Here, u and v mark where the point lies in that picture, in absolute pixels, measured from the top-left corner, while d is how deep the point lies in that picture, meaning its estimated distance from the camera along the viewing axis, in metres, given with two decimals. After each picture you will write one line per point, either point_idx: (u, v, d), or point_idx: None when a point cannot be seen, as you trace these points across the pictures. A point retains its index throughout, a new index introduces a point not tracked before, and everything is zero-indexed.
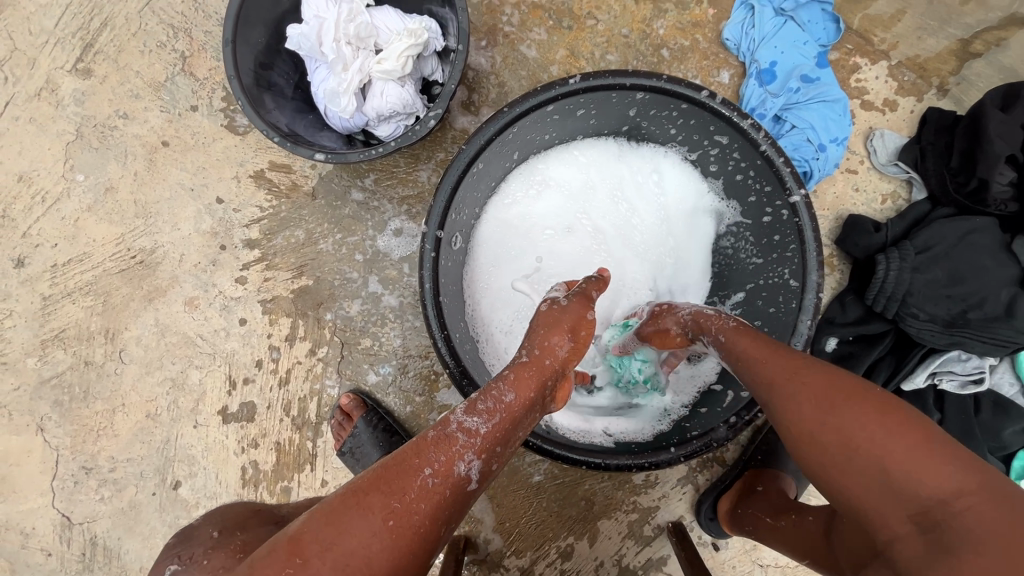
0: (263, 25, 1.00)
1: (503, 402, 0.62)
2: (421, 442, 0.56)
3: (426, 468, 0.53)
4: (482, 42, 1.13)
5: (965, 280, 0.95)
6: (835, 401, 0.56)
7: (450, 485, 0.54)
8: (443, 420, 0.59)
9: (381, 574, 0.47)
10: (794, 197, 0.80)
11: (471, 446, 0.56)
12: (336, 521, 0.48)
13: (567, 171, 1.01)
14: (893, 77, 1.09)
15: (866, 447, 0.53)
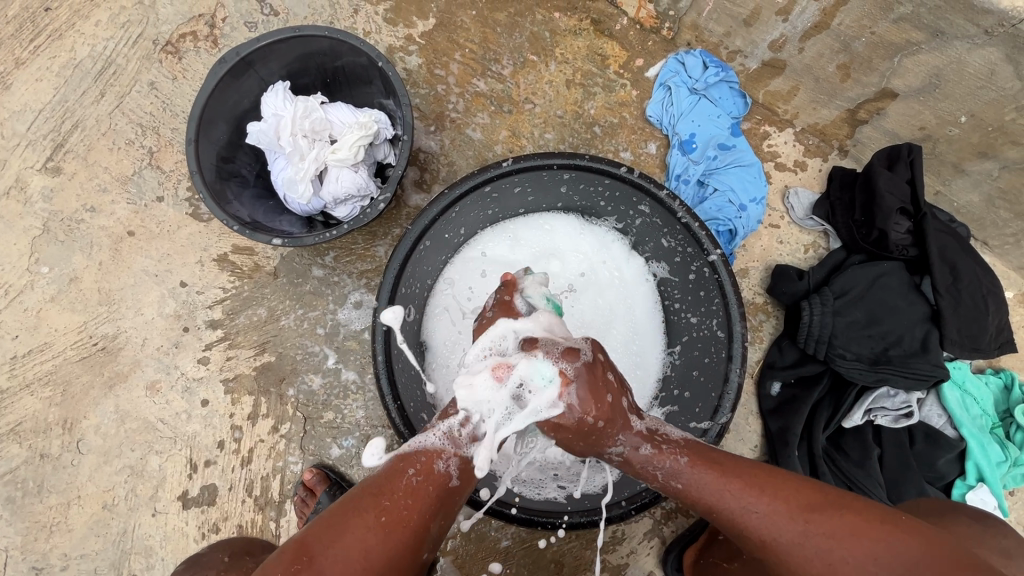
0: (224, 123, 1.08)
1: (472, 416, 0.76)
2: (404, 454, 0.72)
3: (410, 470, 0.69)
4: (431, 127, 1.24)
5: (881, 320, 1.04)
6: (789, 515, 0.63)
7: (432, 481, 0.69)
8: (418, 436, 0.74)
9: (378, 559, 0.62)
10: (712, 256, 0.89)
11: (446, 450, 0.72)
12: (336, 524, 0.64)
13: (512, 244, 1.08)
14: (799, 141, 1.23)
15: (847, 560, 0.59)
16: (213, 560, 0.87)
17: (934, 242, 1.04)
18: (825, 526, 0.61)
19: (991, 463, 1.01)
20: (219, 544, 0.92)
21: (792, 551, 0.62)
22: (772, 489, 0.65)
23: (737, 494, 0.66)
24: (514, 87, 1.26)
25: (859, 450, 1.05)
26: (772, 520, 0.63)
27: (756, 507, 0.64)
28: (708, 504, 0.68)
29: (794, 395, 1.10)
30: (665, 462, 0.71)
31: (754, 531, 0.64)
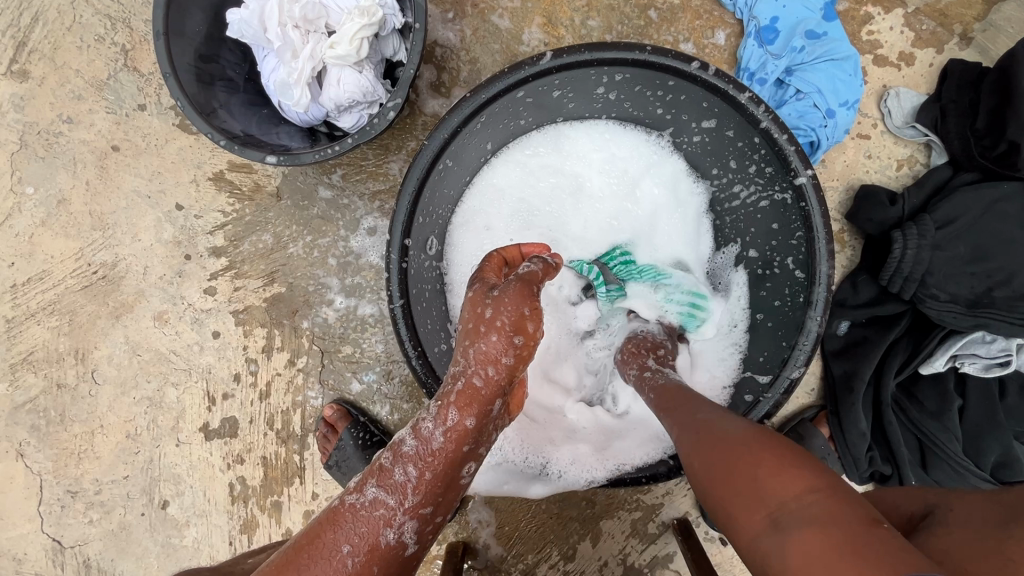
0: (200, 11, 0.89)
1: (426, 459, 0.57)
2: (339, 517, 0.54)
3: (346, 545, 0.52)
4: (448, 14, 1.02)
5: (991, 256, 0.86)
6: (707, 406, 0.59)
7: (378, 558, 0.53)
8: (355, 487, 0.57)
9: None
10: (799, 178, 0.71)
11: (397, 512, 0.54)
12: None
13: (559, 150, 0.90)
14: (910, 26, 0.97)
15: (731, 446, 0.51)
16: None
17: None
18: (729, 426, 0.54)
19: None
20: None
21: (691, 420, 0.58)
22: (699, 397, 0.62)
23: (676, 398, 0.64)
24: None
25: (936, 398, 0.93)
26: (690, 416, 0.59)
27: (681, 403, 0.62)
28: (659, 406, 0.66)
29: (865, 337, 0.96)
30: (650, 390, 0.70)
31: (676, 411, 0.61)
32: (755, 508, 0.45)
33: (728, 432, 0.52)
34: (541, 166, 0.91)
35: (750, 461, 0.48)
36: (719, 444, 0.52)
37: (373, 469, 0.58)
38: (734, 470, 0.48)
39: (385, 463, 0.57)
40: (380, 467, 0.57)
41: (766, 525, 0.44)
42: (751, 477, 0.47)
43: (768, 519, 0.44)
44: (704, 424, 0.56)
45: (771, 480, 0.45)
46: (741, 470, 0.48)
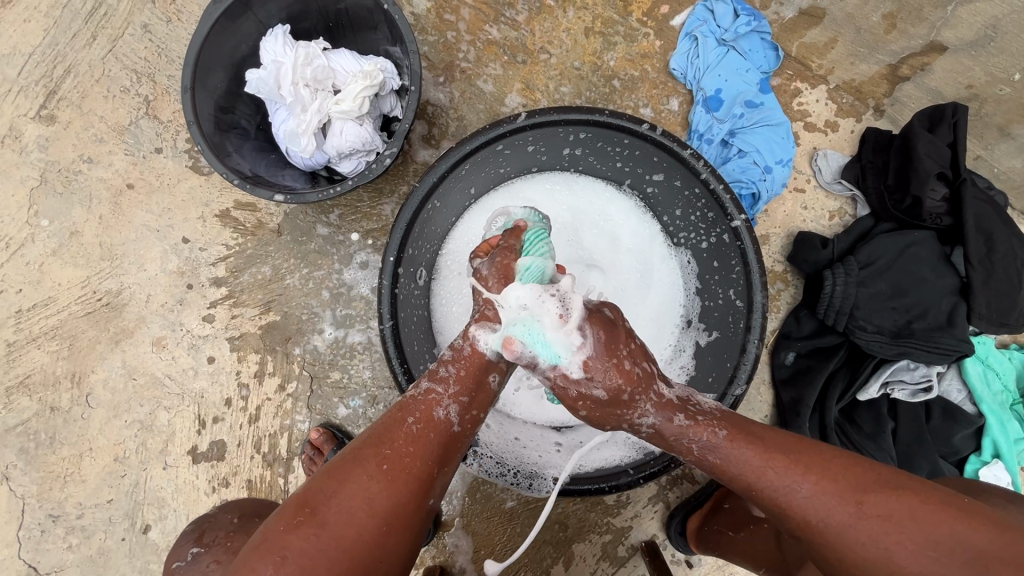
0: (222, 70, 1.02)
1: (465, 355, 0.68)
2: (402, 401, 0.66)
3: (410, 418, 0.65)
4: (440, 78, 1.17)
5: (907, 293, 0.99)
6: (777, 465, 0.60)
7: (434, 428, 0.65)
8: (411, 381, 0.68)
9: (383, 508, 0.59)
10: (735, 222, 0.84)
11: (445, 395, 0.66)
12: (337, 475, 0.61)
13: (567, 190, 1.03)
14: (833, 99, 1.15)
15: (900, 550, 0.54)
16: (219, 519, 0.85)
17: (971, 211, 0.99)
18: (880, 510, 0.56)
19: (1009, 440, 0.99)
20: (227, 505, 0.89)
21: (767, 492, 0.60)
22: (755, 445, 0.61)
23: (745, 448, 0.61)
24: (529, 35, 1.18)
25: (872, 422, 1.02)
26: (814, 510, 0.58)
27: (744, 462, 0.61)
28: (743, 480, 0.61)
29: (809, 366, 1.06)
30: (717, 458, 0.62)
31: (736, 474, 0.61)
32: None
33: (839, 516, 0.57)
34: (544, 201, 1.02)
35: (871, 543, 0.56)
36: (831, 532, 0.57)
37: (424, 370, 0.69)
38: (852, 555, 0.56)
39: (432, 365, 0.69)
40: (430, 366, 0.69)
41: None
42: None
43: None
44: (820, 523, 0.58)
45: (897, 553, 0.54)
46: (867, 551, 0.56)
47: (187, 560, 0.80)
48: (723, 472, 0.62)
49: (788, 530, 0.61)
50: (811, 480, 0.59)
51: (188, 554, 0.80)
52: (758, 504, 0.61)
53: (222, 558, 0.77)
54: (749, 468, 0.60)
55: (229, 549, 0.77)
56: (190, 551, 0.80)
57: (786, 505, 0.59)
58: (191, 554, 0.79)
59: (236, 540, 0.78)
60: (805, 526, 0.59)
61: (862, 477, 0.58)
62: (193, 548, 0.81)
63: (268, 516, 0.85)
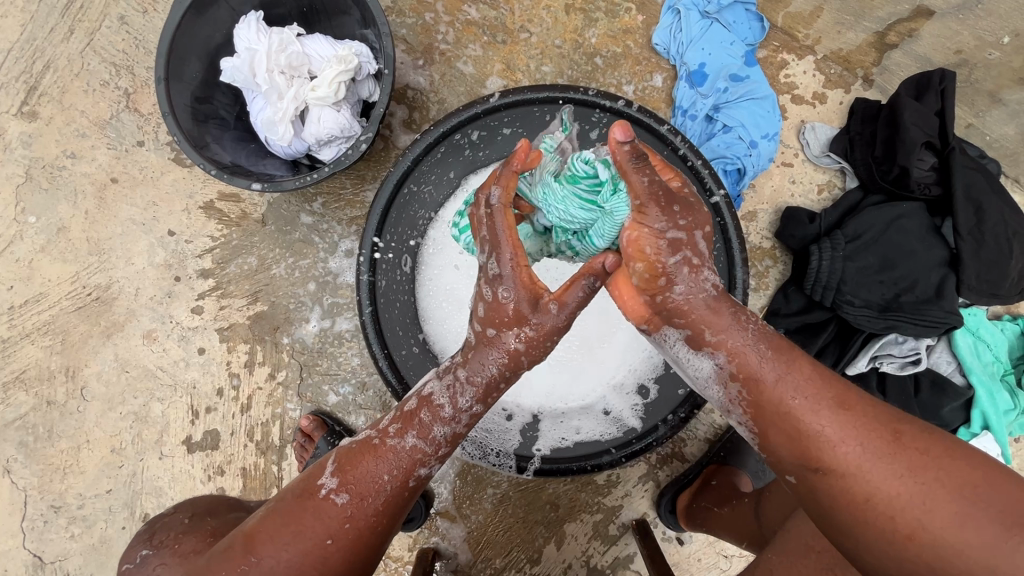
0: (197, 59, 1.01)
1: (459, 419, 0.66)
2: (380, 452, 0.64)
3: (385, 474, 0.64)
4: (419, 61, 1.15)
5: (896, 265, 0.98)
6: (805, 385, 0.60)
7: (406, 486, 0.65)
8: (395, 432, 0.65)
9: (337, 563, 0.62)
10: (715, 197, 0.85)
11: (432, 457, 0.65)
12: (293, 526, 0.61)
13: None
14: (820, 70, 1.12)
15: (936, 488, 0.54)
16: (172, 520, 0.70)
17: (959, 180, 0.97)
18: (918, 449, 0.56)
19: (998, 412, 0.98)
20: (181, 502, 0.74)
21: (798, 410, 0.59)
22: (797, 364, 0.62)
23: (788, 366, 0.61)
24: (508, 14, 1.16)
25: None
26: (856, 439, 0.57)
27: (787, 378, 0.61)
28: (785, 405, 0.60)
29: (798, 343, 1.05)
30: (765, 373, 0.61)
31: (773, 388, 0.61)
32: (902, 524, 0.54)
33: (875, 446, 0.57)
34: None
35: (904, 478, 0.55)
36: (863, 461, 0.56)
37: (411, 421, 0.66)
38: (878, 490, 0.55)
39: (423, 419, 0.65)
40: (417, 418, 0.65)
41: (910, 546, 0.54)
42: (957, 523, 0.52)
43: (913, 537, 0.54)
44: (857, 454, 0.57)
45: (931, 495, 0.54)
46: (902, 487, 0.55)
47: (133, 565, 0.66)
48: (759, 380, 0.61)
49: (812, 466, 0.59)
50: (844, 407, 0.59)
51: (136, 557, 0.67)
52: (786, 430, 0.60)
53: (175, 562, 0.65)
54: (788, 394, 0.60)
55: (180, 553, 0.65)
56: (137, 555, 0.66)
57: (818, 426, 0.58)
58: (139, 558, 0.66)
59: (188, 541, 0.66)
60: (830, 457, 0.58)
61: (893, 417, 0.59)
62: (142, 549, 0.67)
63: (225, 514, 0.72)
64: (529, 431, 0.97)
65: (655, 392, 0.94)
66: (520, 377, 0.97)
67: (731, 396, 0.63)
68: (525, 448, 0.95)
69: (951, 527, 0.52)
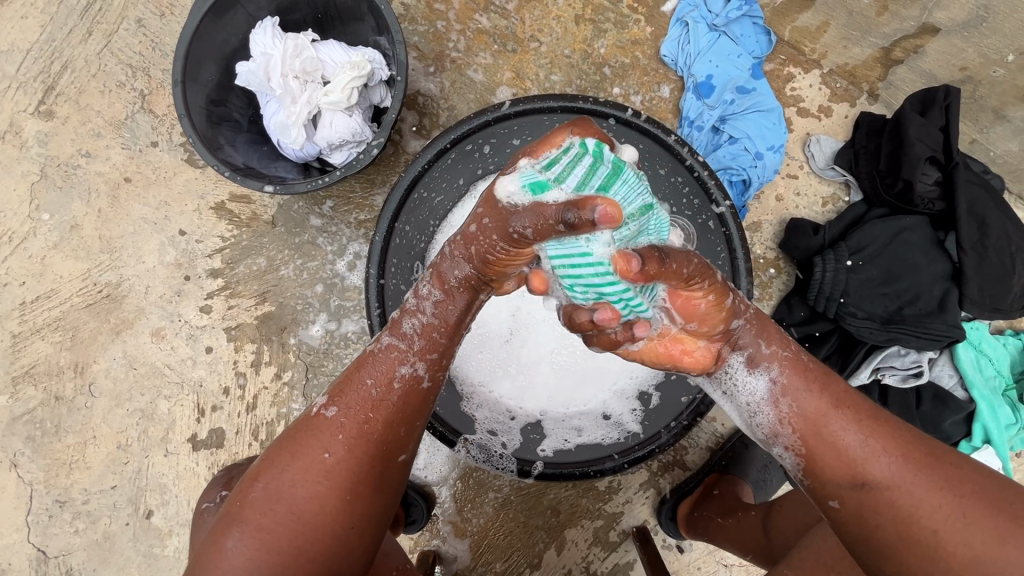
0: (213, 63, 1.03)
1: (423, 311, 0.66)
2: (363, 359, 0.66)
3: (370, 380, 0.65)
4: (430, 68, 1.17)
5: (899, 278, 0.99)
6: (837, 403, 0.61)
7: (396, 390, 0.65)
8: (373, 341, 0.67)
9: (342, 475, 0.62)
10: (720, 207, 0.86)
11: (409, 353, 0.65)
12: (291, 446, 0.63)
13: None
14: (827, 83, 1.14)
15: (969, 505, 0.54)
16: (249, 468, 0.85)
17: (963, 195, 0.98)
18: (946, 463, 0.57)
19: (1000, 426, 0.99)
20: (254, 457, 0.89)
21: (835, 426, 0.60)
22: (832, 383, 0.63)
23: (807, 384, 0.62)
24: (519, 23, 1.18)
25: None
26: (885, 455, 0.58)
27: (817, 394, 0.62)
28: (818, 419, 0.61)
29: None
30: (803, 389, 0.62)
31: (808, 404, 0.61)
32: (943, 540, 0.54)
33: (908, 464, 0.57)
34: None
35: (940, 497, 0.55)
36: (898, 478, 0.57)
37: (386, 326, 0.68)
38: (916, 508, 0.56)
39: (396, 319, 0.67)
40: (391, 322, 0.68)
41: (949, 565, 0.54)
42: (987, 541, 0.53)
43: (954, 555, 0.54)
44: (891, 473, 0.57)
45: (963, 512, 0.54)
46: (940, 505, 0.55)
47: (217, 502, 0.78)
48: (798, 397, 0.62)
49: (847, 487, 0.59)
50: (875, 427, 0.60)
51: (217, 496, 0.80)
52: (822, 449, 0.60)
53: None
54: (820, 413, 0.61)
55: None
56: (219, 494, 0.79)
57: (849, 445, 0.59)
58: (219, 498, 0.78)
59: None
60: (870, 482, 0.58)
61: (925, 438, 0.60)
62: (222, 490, 0.80)
63: None
64: (532, 434, 0.98)
65: (656, 399, 0.96)
66: (523, 381, 0.99)
67: (781, 416, 0.62)
68: (528, 452, 0.95)
69: (988, 545, 0.53)
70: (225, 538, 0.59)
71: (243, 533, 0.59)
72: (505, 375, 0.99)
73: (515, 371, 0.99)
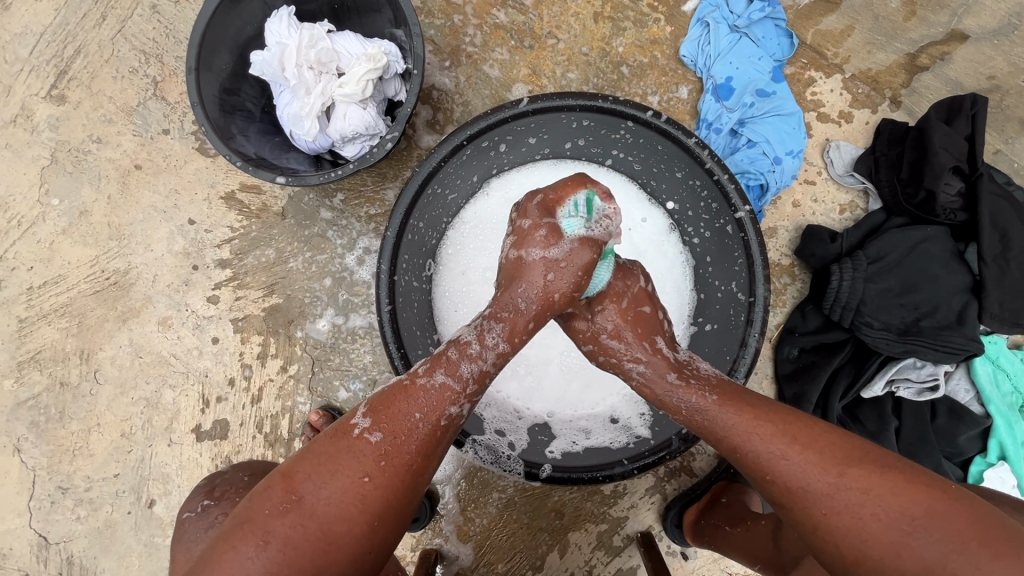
0: (227, 51, 1.02)
1: (484, 358, 0.70)
2: (411, 389, 0.67)
3: (416, 413, 0.65)
4: (445, 62, 1.16)
5: (917, 289, 0.97)
6: (753, 426, 0.64)
7: (439, 425, 0.66)
8: (423, 373, 0.68)
9: (376, 502, 0.61)
10: (740, 212, 0.84)
11: (461, 394, 0.68)
12: (329, 464, 0.62)
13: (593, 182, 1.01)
14: (848, 89, 1.12)
15: (877, 518, 0.55)
16: (231, 477, 0.84)
17: (986, 206, 0.96)
18: (862, 481, 0.57)
19: (1016, 443, 0.97)
20: (239, 465, 0.88)
21: (751, 452, 0.63)
22: (747, 409, 0.66)
23: (731, 413, 0.66)
24: (537, 20, 1.16)
25: (876, 420, 1.00)
26: (799, 476, 0.60)
27: (734, 422, 0.65)
28: (738, 446, 0.64)
29: (814, 362, 1.04)
30: (719, 419, 0.66)
31: (722, 432, 0.66)
32: (847, 552, 0.56)
33: (818, 484, 0.59)
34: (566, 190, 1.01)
35: (847, 511, 0.57)
36: (809, 495, 0.59)
37: (439, 361, 0.69)
38: (823, 521, 0.58)
39: (451, 358, 0.69)
40: (447, 359, 0.69)
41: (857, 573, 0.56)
42: (895, 551, 0.54)
43: (859, 563, 0.56)
44: (805, 489, 0.59)
45: (870, 522, 0.56)
46: (841, 520, 0.57)
47: (197, 512, 0.79)
48: (711, 430, 0.67)
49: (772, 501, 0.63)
50: (793, 449, 0.61)
51: (198, 507, 0.80)
52: (743, 468, 0.64)
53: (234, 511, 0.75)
54: (741, 438, 0.64)
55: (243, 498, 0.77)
56: (201, 504, 0.79)
57: (770, 465, 0.62)
58: (201, 508, 0.78)
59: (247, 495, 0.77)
60: (786, 493, 0.61)
61: (847, 453, 0.60)
62: (204, 501, 0.80)
63: None
64: (539, 436, 0.96)
65: None
66: (532, 381, 0.99)
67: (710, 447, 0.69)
68: (536, 454, 0.93)
69: (895, 556, 0.54)
70: (244, 548, 0.56)
71: (265, 546, 0.56)
72: (512, 375, 0.99)
73: (523, 371, 0.99)
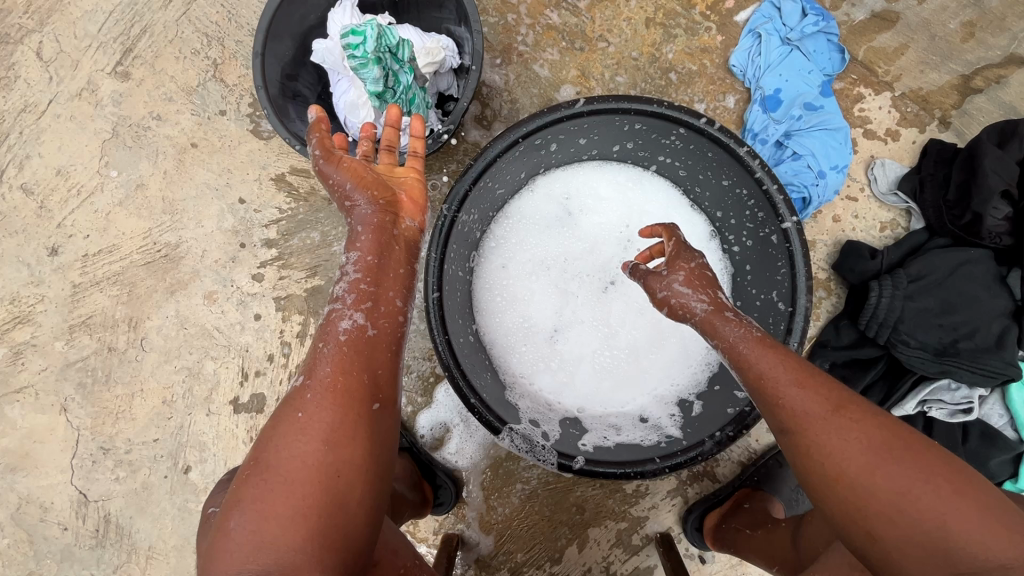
0: (290, 38, 1.06)
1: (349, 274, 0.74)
2: (319, 332, 0.72)
3: (320, 344, 0.71)
4: (496, 60, 1.18)
5: (957, 311, 0.97)
6: (772, 361, 0.67)
7: (350, 341, 0.71)
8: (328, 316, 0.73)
9: (326, 424, 0.65)
10: (787, 223, 0.84)
11: (346, 308, 0.72)
12: (278, 425, 0.66)
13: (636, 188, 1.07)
14: (896, 107, 1.12)
15: (863, 446, 0.62)
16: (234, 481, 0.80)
17: None
18: (856, 415, 0.64)
19: None
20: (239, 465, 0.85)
21: (769, 382, 0.67)
22: (770, 353, 0.68)
23: (761, 358, 0.68)
24: (590, 22, 1.18)
25: None
26: (805, 405, 0.65)
27: (762, 362, 0.68)
28: (758, 380, 0.68)
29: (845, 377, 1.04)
30: (748, 361, 0.68)
31: (750, 363, 0.68)
32: (830, 470, 0.63)
33: (819, 411, 0.64)
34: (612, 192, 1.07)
35: (839, 437, 0.63)
36: (808, 421, 0.64)
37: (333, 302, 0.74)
38: (816, 444, 0.64)
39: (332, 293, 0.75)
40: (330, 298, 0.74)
41: (840, 490, 0.62)
42: (873, 473, 0.61)
43: (840, 480, 0.62)
44: (807, 418, 0.64)
45: (860, 449, 0.62)
46: (831, 443, 0.63)
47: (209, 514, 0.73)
48: (741, 361, 0.69)
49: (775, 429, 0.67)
50: (804, 384, 0.66)
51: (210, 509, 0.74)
52: (757, 396, 0.68)
53: None
54: (762, 374, 0.67)
55: None
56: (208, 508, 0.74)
57: (783, 399, 0.66)
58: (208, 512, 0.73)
59: None
60: (790, 419, 0.65)
61: (844, 394, 0.66)
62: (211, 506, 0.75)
63: None
64: (571, 429, 0.97)
65: (697, 407, 0.97)
66: (564, 377, 1.02)
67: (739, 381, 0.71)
68: (568, 448, 0.92)
69: (873, 478, 0.61)
70: (229, 518, 0.61)
71: (243, 512, 0.61)
72: (546, 368, 1.02)
73: (557, 365, 1.03)
